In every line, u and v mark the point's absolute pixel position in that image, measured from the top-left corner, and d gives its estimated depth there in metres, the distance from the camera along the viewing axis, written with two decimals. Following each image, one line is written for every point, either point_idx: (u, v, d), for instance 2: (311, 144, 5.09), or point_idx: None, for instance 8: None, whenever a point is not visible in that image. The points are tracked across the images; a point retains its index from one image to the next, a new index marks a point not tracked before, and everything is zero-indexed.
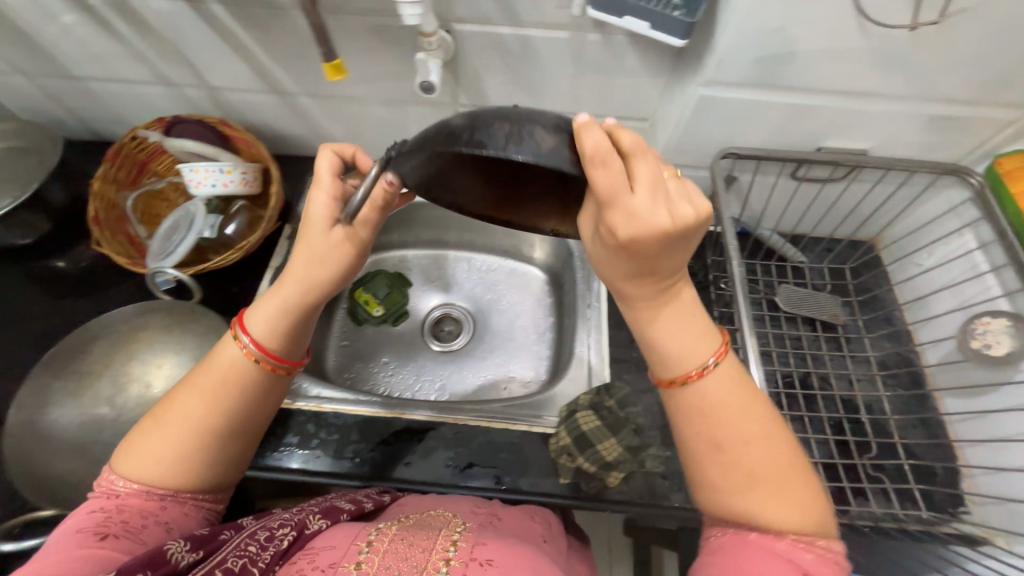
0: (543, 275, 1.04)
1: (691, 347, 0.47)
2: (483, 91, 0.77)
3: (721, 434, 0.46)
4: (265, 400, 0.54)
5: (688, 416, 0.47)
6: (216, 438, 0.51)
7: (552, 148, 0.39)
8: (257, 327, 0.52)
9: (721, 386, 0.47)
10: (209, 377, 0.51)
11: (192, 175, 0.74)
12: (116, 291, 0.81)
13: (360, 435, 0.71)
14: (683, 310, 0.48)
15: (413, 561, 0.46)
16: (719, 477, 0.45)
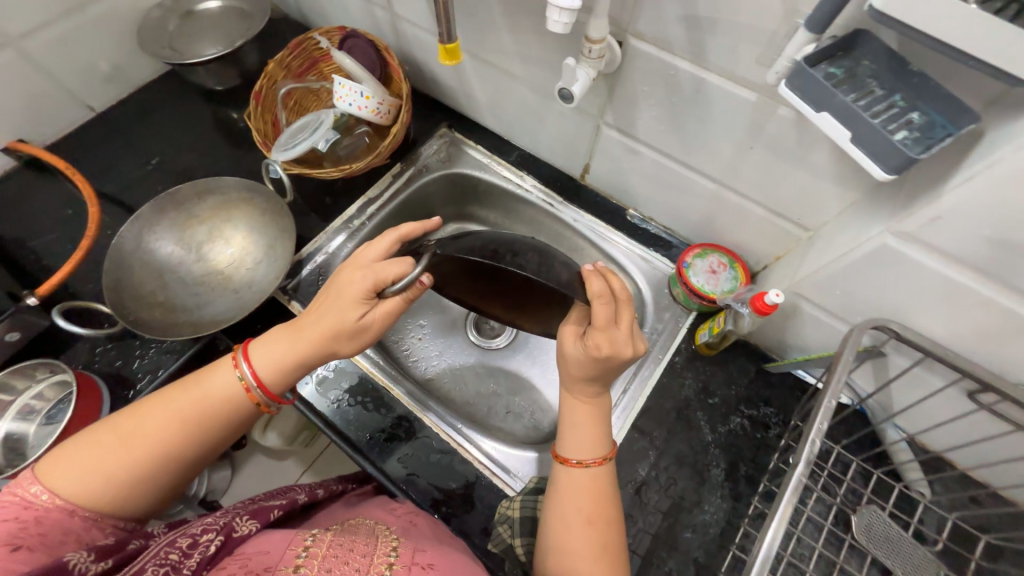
0: None
1: (589, 442, 0.59)
2: (633, 117, 0.67)
3: (591, 511, 0.54)
4: (230, 434, 0.60)
5: (567, 500, 0.55)
6: (176, 462, 0.55)
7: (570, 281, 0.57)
8: (263, 365, 0.60)
9: (597, 480, 0.57)
10: (192, 405, 0.56)
11: (338, 88, 0.78)
12: (251, 157, 0.92)
13: (349, 385, 0.74)
14: (592, 418, 0.61)
15: (357, 564, 0.50)
16: (581, 550, 0.52)
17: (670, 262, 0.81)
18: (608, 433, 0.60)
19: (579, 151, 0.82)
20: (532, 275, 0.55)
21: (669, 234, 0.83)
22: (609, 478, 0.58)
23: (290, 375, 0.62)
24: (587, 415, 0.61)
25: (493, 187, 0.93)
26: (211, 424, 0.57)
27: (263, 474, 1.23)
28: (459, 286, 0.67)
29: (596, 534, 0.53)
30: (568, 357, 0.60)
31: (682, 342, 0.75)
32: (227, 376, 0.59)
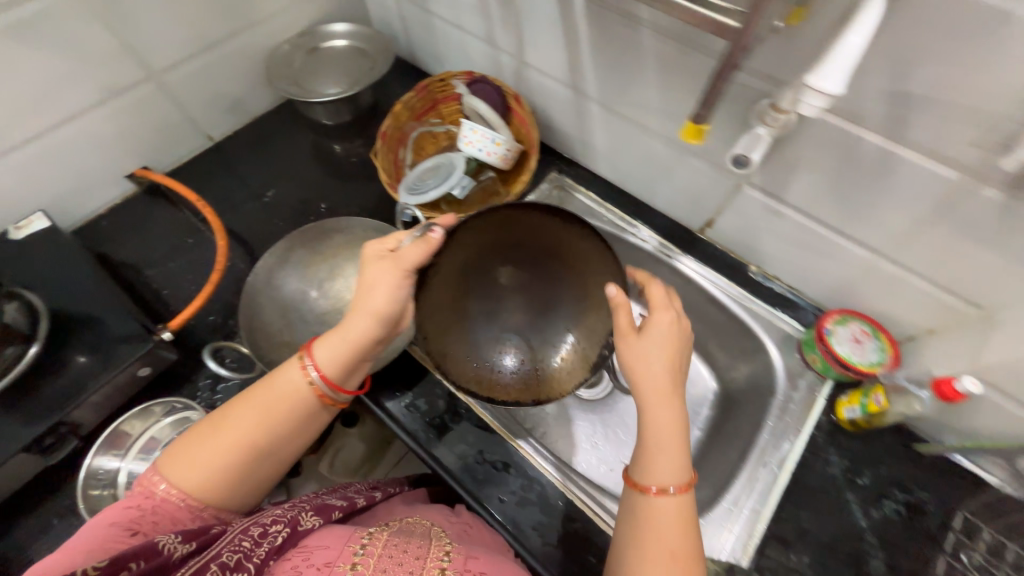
0: (715, 388, 0.91)
1: (663, 466, 0.50)
2: (786, 180, 0.66)
3: (668, 544, 0.48)
4: (306, 424, 0.59)
5: (641, 516, 0.50)
6: (263, 453, 0.55)
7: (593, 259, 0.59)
8: (324, 360, 0.58)
9: (672, 510, 0.49)
10: (268, 398, 0.56)
11: (470, 134, 0.79)
12: (361, 192, 0.92)
13: (474, 440, 0.72)
14: (664, 436, 0.51)
15: (409, 564, 0.49)
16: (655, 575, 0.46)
17: (799, 325, 0.78)
18: (688, 458, 0.51)
19: (704, 205, 0.81)
20: (553, 213, 0.58)
21: (796, 295, 0.81)
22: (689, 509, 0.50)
23: (349, 351, 0.59)
24: (665, 417, 0.52)
25: (603, 234, 0.92)
26: (288, 415, 0.56)
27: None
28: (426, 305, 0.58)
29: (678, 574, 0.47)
30: (634, 354, 0.54)
31: (820, 413, 0.70)
32: (295, 375, 0.57)
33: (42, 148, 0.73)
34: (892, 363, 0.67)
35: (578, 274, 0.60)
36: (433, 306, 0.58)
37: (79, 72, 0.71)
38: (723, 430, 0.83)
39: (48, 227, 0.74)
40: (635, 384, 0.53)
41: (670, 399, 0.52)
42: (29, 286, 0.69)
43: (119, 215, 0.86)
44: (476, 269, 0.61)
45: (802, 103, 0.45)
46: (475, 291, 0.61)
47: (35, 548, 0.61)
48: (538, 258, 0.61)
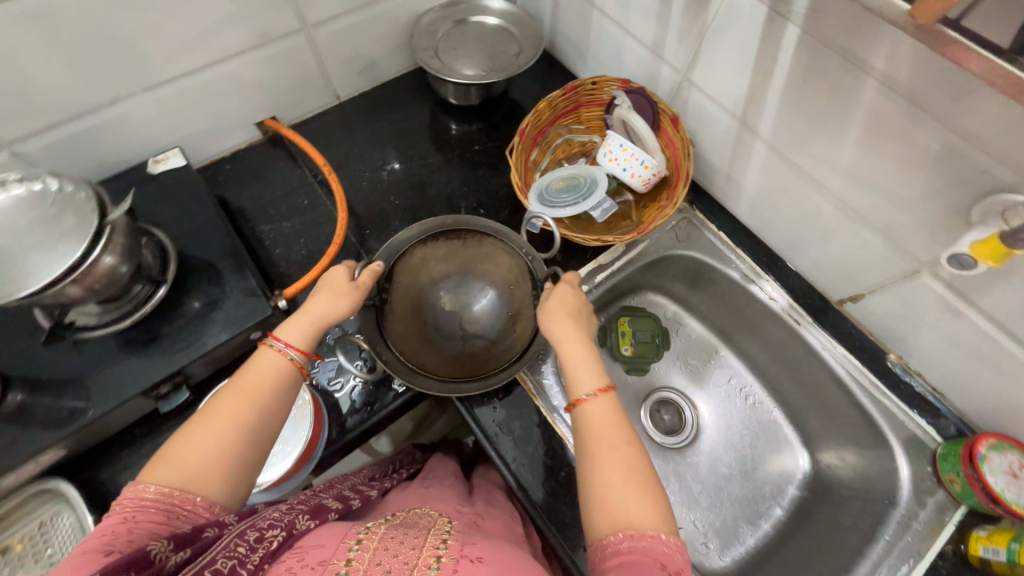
0: (807, 470, 0.83)
1: (581, 377, 0.57)
2: (987, 283, 0.57)
3: (607, 440, 0.52)
4: (290, 394, 0.55)
5: (587, 438, 0.53)
6: (249, 433, 0.50)
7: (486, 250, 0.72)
8: (294, 337, 0.57)
9: (601, 409, 0.54)
10: (248, 378, 0.53)
11: (617, 151, 0.74)
12: (475, 182, 0.87)
13: (566, 479, 0.68)
14: (569, 348, 0.59)
15: (403, 557, 0.43)
16: (615, 478, 0.49)
17: (936, 434, 0.70)
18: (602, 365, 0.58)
19: (859, 279, 0.72)
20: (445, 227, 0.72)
21: (937, 398, 0.72)
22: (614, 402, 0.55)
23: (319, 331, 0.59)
24: (565, 332, 0.61)
25: (725, 280, 0.85)
26: (273, 399, 0.53)
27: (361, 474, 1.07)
28: (427, 349, 0.68)
29: (623, 464, 0.50)
30: (550, 306, 0.63)
31: (946, 541, 0.64)
32: (268, 358, 0.55)
33: (191, 84, 0.71)
34: None
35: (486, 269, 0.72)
36: (397, 324, 0.68)
37: (238, 14, 0.68)
38: (814, 521, 0.77)
39: (182, 165, 0.73)
40: (553, 334, 0.61)
41: (573, 326, 0.62)
42: (157, 222, 0.69)
43: (241, 160, 0.85)
44: (424, 299, 0.70)
45: None
46: (444, 335, 0.69)
47: (129, 481, 0.63)
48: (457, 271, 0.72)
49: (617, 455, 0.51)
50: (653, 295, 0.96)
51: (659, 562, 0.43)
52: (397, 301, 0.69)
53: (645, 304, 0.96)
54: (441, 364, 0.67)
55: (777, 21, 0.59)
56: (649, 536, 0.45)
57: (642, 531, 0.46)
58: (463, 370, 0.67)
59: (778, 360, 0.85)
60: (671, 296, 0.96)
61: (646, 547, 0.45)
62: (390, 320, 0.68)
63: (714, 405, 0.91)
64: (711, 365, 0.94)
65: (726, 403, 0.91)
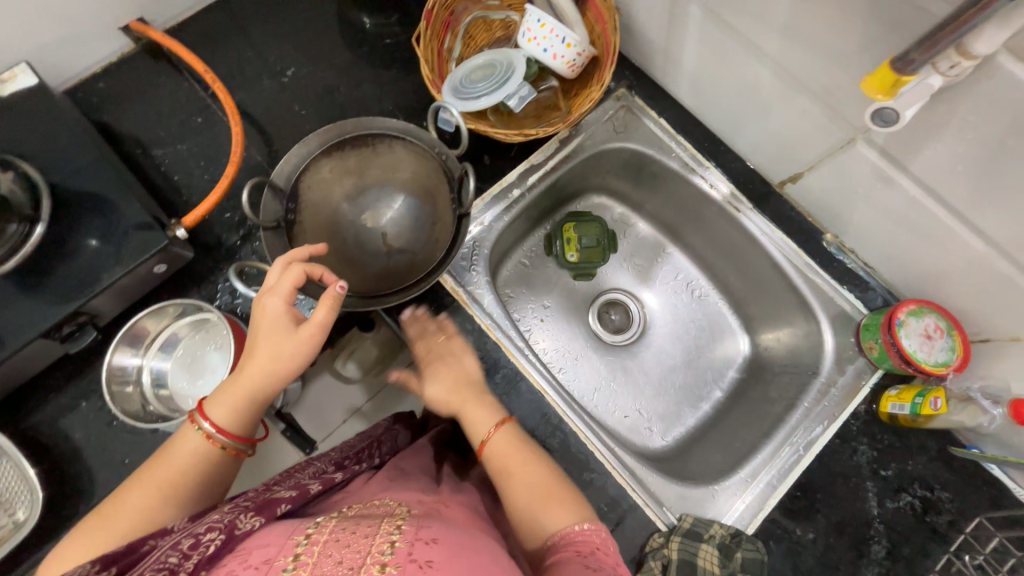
0: (747, 350, 0.86)
1: (477, 420, 0.57)
2: (918, 147, 0.54)
3: (510, 467, 0.53)
4: (214, 477, 0.49)
5: (494, 465, 0.54)
6: (172, 501, 0.46)
7: (398, 157, 0.67)
8: (222, 414, 0.49)
9: (506, 439, 0.55)
10: (162, 470, 0.47)
11: (536, 29, 0.65)
12: (393, 82, 0.78)
13: (503, 379, 0.69)
14: (466, 396, 0.59)
15: (353, 550, 0.37)
16: (525, 490, 0.50)
17: (862, 306, 0.72)
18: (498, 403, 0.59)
19: (798, 157, 0.69)
20: (350, 134, 0.66)
21: (868, 273, 0.73)
22: (517, 433, 0.56)
23: (257, 395, 0.50)
24: (450, 395, 0.60)
25: (665, 171, 0.80)
26: (199, 469, 0.48)
27: (329, 399, 1.10)
28: (348, 268, 0.65)
29: (540, 476, 0.52)
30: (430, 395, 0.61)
31: (860, 402, 0.68)
32: (188, 439, 0.49)
33: None
34: (959, 366, 0.62)
35: (401, 179, 0.67)
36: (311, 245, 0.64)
37: None
38: (748, 397, 0.81)
39: (34, 83, 0.62)
40: (449, 403, 0.59)
41: (457, 387, 0.60)
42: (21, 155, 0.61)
43: (115, 75, 0.74)
44: (338, 215, 0.65)
45: (903, 113, 0.46)
46: (365, 251, 0.65)
47: (66, 424, 0.63)
48: (370, 182, 0.66)
49: (534, 476, 0.52)
50: (600, 197, 0.92)
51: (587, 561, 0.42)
52: (307, 219, 0.64)
53: (590, 207, 0.93)
54: (363, 281, 0.65)
55: None
56: (568, 538, 0.45)
57: (561, 536, 0.46)
58: (388, 285, 0.65)
59: (720, 251, 0.85)
60: (619, 195, 0.91)
61: (574, 543, 0.45)
62: (302, 239, 0.64)
63: (659, 305, 0.92)
64: (658, 263, 0.93)
65: (672, 301, 0.91)
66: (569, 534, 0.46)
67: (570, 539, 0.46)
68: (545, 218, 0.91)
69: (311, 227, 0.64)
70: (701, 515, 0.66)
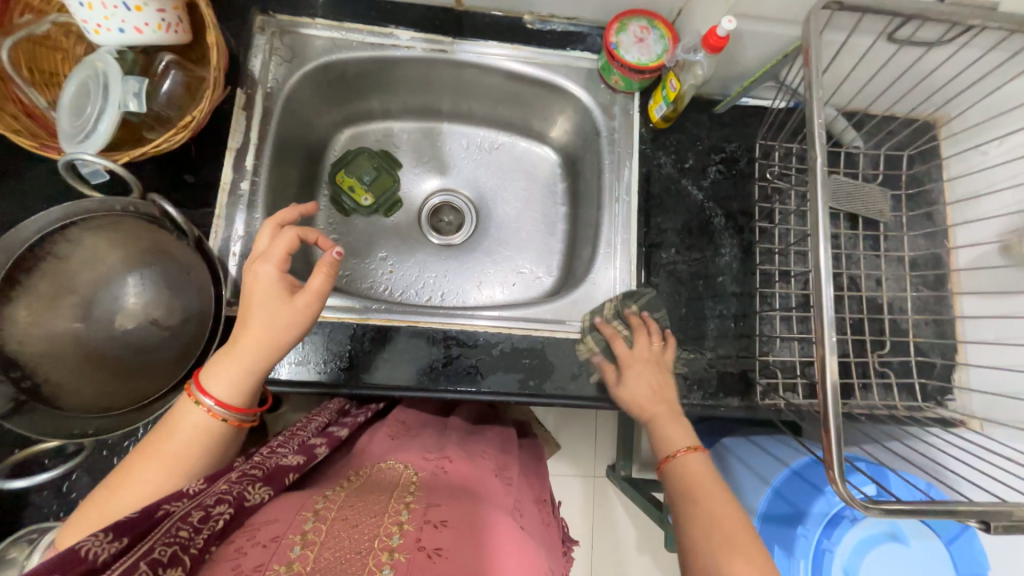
0: (555, 157, 0.89)
1: (669, 436, 0.57)
2: None
3: (693, 507, 0.48)
4: (223, 448, 0.47)
5: (682, 489, 0.51)
6: (182, 469, 0.44)
7: (83, 245, 0.56)
8: (224, 390, 0.46)
9: (699, 467, 0.52)
10: (173, 441, 0.45)
11: (88, 13, 0.52)
12: (23, 180, 0.63)
13: (374, 342, 0.66)
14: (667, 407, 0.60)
15: (362, 528, 0.38)
16: (714, 533, 0.45)
17: (591, 54, 0.75)
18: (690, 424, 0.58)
19: None
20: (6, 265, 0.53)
21: (576, 25, 0.76)
22: (711, 464, 0.53)
23: (258, 372, 0.48)
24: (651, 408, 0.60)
25: (365, 64, 0.75)
26: (208, 445, 0.46)
27: None
28: (136, 376, 0.56)
29: (726, 513, 0.47)
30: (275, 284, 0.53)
31: (640, 127, 0.74)
32: (188, 412, 0.46)
33: None
34: (674, 46, 0.68)
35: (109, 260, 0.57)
36: (76, 390, 0.55)
37: None
38: (580, 191, 0.86)
39: None
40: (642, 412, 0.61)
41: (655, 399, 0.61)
42: None
43: None
44: (79, 342, 0.55)
45: None
46: (139, 348, 0.57)
47: None
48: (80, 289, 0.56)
49: (707, 506, 0.48)
50: (344, 130, 0.85)
51: None
52: (49, 373, 0.53)
53: (345, 146, 0.86)
54: (164, 372, 0.57)
55: None
56: None
57: None
58: (187, 355, 0.57)
59: (472, 97, 0.84)
60: (358, 116, 0.85)
61: None
62: (63, 394, 0.54)
63: (469, 179, 0.91)
64: (441, 146, 0.90)
65: (477, 167, 0.91)
66: None
67: None
68: (313, 187, 0.84)
69: (62, 377, 0.54)
70: (597, 302, 0.70)
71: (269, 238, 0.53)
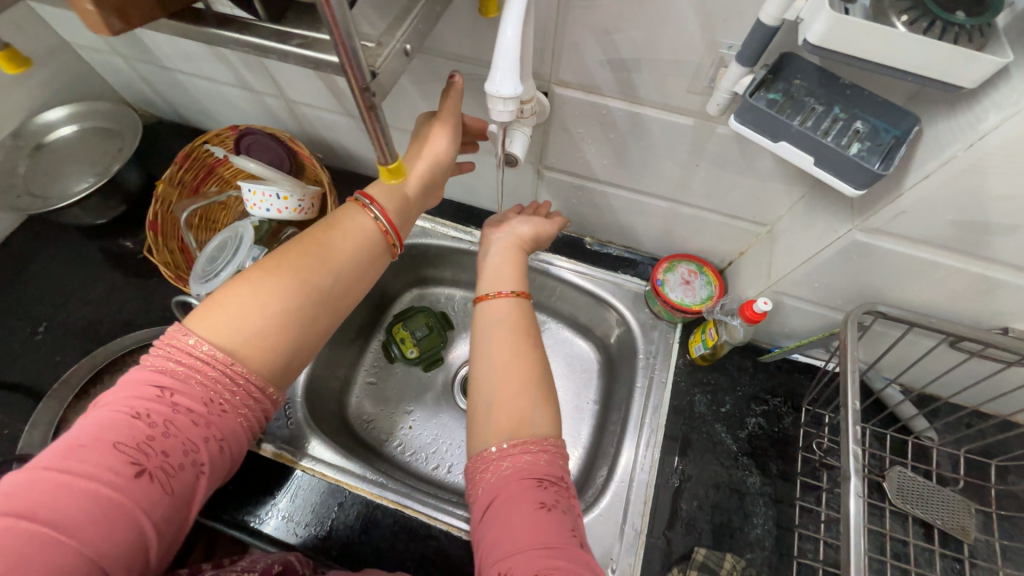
0: (596, 355, 0.89)
1: (502, 281, 0.62)
2: (573, 157, 0.66)
3: (512, 358, 0.54)
4: (361, 277, 0.54)
5: (490, 324, 0.57)
6: (337, 282, 0.51)
7: None
8: (385, 201, 0.55)
9: (507, 312, 0.58)
10: (332, 239, 0.52)
11: (251, 197, 0.71)
12: (159, 288, 0.79)
13: (357, 518, 0.64)
14: (520, 313, 0.59)
15: None
16: (518, 383, 0.52)
17: (641, 279, 0.81)
18: (524, 283, 0.63)
19: (523, 194, 0.80)
20: (103, 366, 0.67)
21: (631, 252, 0.84)
22: (528, 315, 0.59)
23: (409, 219, 0.58)
24: (507, 313, 0.59)
25: (444, 249, 0.89)
26: (344, 265, 0.52)
27: None
28: None
29: (529, 372, 0.53)
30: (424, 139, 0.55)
31: (678, 357, 0.75)
32: (356, 219, 0.54)
33: None
34: (719, 296, 0.72)
35: None
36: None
37: None
38: (612, 397, 0.82)
39: None
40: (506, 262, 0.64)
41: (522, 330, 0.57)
42: None
43: None
44: None
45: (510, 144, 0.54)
46: None
47: None
48: None
49: (520, 363, 0.54)
50: (414, 290, 0.97)
51: (537, 477, 0.45)
52: None
53: (410, 302, 0.98)
54: None
55: None
56: (539, 448, 0.47)
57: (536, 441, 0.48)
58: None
59: None
60: (429, 280, 0.98)
61: (526, 460, 0.46)
62: None
63: None
64: None
65: None
66: (540, 443, 0.47)
67: (526, 466, 0.46)
68: (372, 331, 0.94)
69: None
70: (604, 538, 0.63)
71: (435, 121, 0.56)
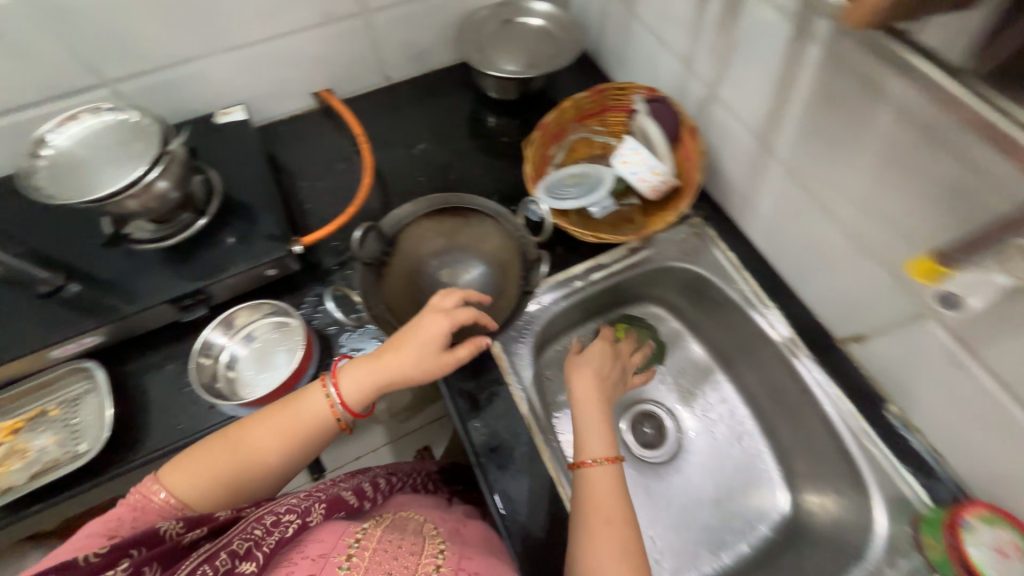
0: (780, 513, 0.80)
1: (596, 443, 0.65)
2: (996, 339, 0.53)
3: (608, 524, 0.57)
4: (316, 438, 0.61)
5: (586, 495, 0.60)
6: (292, 444, 0.59)
7: (481, 229, 0.76)
8: (348, 388, 0.62)
9: (605, 477, 0.61)
10: (290, 417, 0.60)
11: (629, 155, 0.75)
12: (499, 171, 0.92)
13: (517, 455, 0.69)
14: (615, 482, 0.61)
15: (403, 561, 0.52)
16: (611, 548, 0.55)
17: (927, 497, 0.65)
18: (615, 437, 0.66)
19: (866, 318, 0.68)
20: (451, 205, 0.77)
21: (936, 460, 0.67)
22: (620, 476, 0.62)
23: (369, 399, 0.63)
24: (602, 479, 0.61)
25: (726, 301, 0.83)
26: (304, 434, 0.60)
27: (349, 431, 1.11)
28: (413, 312, 0.72)
29: (618, 535, 0.56)
30: (423, 332, 0.63)
31: None
32: (318, 396, 0.62)
33: (260, 51, 0.84)
34: None
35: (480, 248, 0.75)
36: (395, 287, 0.73)
37: None
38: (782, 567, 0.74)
39: (243, 119, 0.84)
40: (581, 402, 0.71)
41: (614, 480, 0.61)
42: (213, 166, 0.79)
43: (296, 124, 0.96)
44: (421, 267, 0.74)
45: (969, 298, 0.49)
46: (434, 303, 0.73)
47: (149, 380, 0.71)
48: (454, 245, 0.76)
49: (616, 526, 0.57)
50: (658, 309, 0.95)
51: None
52: (397, 263, 0.74)
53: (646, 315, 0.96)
54: None
55: (798, 53, 0.59)
56: None
57: None
58: None
59: (772, 396, 0.82)
60: (679, 312, 0.94)
61: None
62: (387, 279, 0.73)
63: (695, 428, 0.89)
64: (703, 387, 0.91)
65: (715, 432, 0.88)
66: None
67: None
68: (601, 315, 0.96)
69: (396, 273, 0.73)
70: None
71: (454, 301, 0.66)
